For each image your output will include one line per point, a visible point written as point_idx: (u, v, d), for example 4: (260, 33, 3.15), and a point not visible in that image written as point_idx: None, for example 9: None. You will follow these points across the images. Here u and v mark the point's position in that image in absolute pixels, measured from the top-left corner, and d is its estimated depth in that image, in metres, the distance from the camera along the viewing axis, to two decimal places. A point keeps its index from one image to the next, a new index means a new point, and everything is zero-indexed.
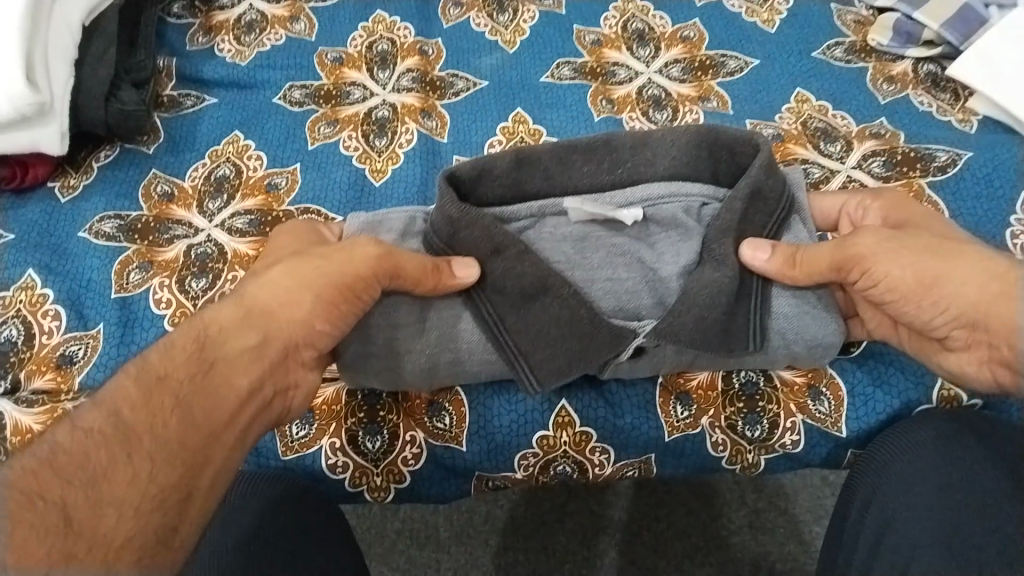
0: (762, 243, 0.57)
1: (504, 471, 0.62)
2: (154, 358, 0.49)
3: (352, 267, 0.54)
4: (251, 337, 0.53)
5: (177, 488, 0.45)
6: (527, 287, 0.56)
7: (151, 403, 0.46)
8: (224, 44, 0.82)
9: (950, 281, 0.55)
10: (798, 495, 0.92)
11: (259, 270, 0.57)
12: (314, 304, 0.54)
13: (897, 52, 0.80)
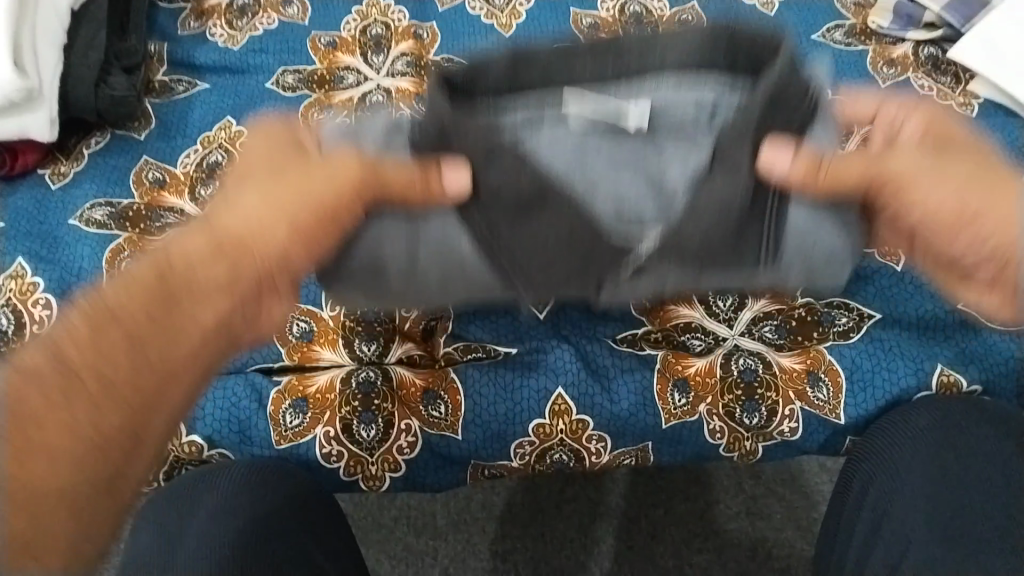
0: (786, 143, 0.50)
1: (500, 459, 0.61)
2: (109, 293, 0.41)
3: (338, 182, 0.47)
4: (217, 270, 0.43)
5: (126, 433, 0.40)
6: (524, 196, 0.50)
7: (95, 345, 0.39)
8: (216, 29, 0.80)
9: (996, 213, 0.48)
10: (796, 481, 0.91)
11: (240, 180, 0.48)
12: (290, 231, 0.45)
13: (898, 35, 0.79)
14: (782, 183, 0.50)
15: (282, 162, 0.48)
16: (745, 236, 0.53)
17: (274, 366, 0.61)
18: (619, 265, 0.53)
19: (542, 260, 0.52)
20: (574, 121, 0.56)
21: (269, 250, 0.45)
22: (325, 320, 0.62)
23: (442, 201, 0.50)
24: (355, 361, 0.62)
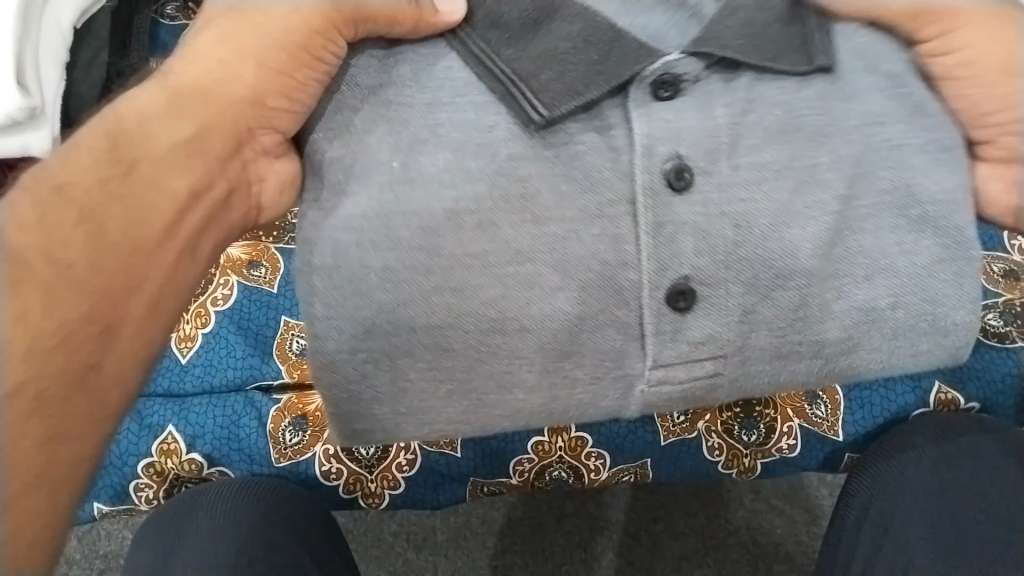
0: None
1: (499, 475, 0.61)
2: (60, 166, 0.44)
3: (282, 42, 0.46)
4: (179, 128, 0.46)
5: (92, 320, 0.43)
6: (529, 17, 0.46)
7: (49, 219, 0.43)
8: None
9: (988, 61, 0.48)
10: (796, 496, 0.92)
11: (193, 36, 0.49)
12: (258, 72, 0.47)
13: None
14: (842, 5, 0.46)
15: (239, 7, 0.48)
16: (784, 55, 0.46)
17: (274, 383, 0.61)
18: (640, 68, 0.44)
19: (551, 77, 0.45)
20: None
21: (239, 103, 0.47)
22: None
23: (433, 30, 0.47)
24: None
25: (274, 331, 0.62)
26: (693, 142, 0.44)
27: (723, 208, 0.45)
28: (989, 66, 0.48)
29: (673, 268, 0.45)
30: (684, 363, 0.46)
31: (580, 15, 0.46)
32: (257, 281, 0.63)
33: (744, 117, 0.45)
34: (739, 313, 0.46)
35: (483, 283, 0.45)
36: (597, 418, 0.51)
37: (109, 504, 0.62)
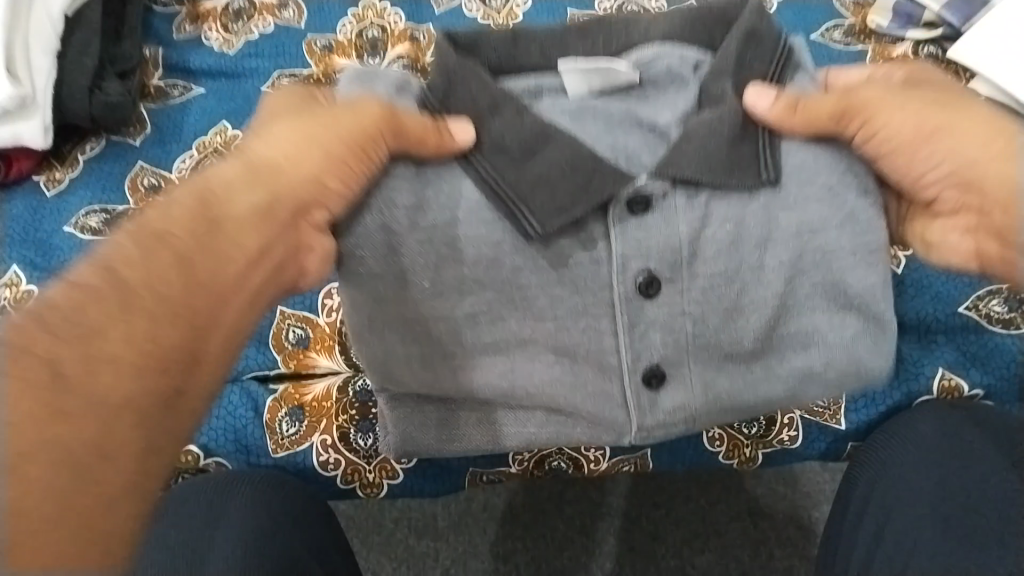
0: (767, 89, 0.52)
1: (498, 466, 0.61)
2: (157, 215, 0.45)
3: (349, 133, 0.48)
4: (256, 195, 0.48)
5: (178, 350, 0.43)
6: (527, 138, 0.51)
7: (149, 261, 0.43)
8: (212, 33, 0.80)
9: (955, 136, 0.51)
10: (798, 481, 0.91)
11: (267, 123, 0.51)
12: (323, 159, 0.48)
13: (898, 35, 0.79)
14: (770, 125, 0.51)
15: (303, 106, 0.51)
16: (737, 172, 0.51)
17: (271, 373, 0.60)
18: (617, 191, 0.50)
19: (537, 195, 0.50)
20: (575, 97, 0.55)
21: (302, 180, 0.48)
22: (321, 327, 0.61)
23: (448, 150, 0.50)
24: (350, 368, 0.60)
25: (270, 322, 0.61)
26: (660, 257, 0.50)
27: (687, 312, 0.51)
28: (971, 148, 0.51)
29: (647, 356, 0.51)
30: (661, 426, 0.52)
31: (567, 144, 0.50)
32: None
33: (729, 247, 0.51)
34: (703, 384, 0.53)
35: (493, 370, 0.52)
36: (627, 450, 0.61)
37: None
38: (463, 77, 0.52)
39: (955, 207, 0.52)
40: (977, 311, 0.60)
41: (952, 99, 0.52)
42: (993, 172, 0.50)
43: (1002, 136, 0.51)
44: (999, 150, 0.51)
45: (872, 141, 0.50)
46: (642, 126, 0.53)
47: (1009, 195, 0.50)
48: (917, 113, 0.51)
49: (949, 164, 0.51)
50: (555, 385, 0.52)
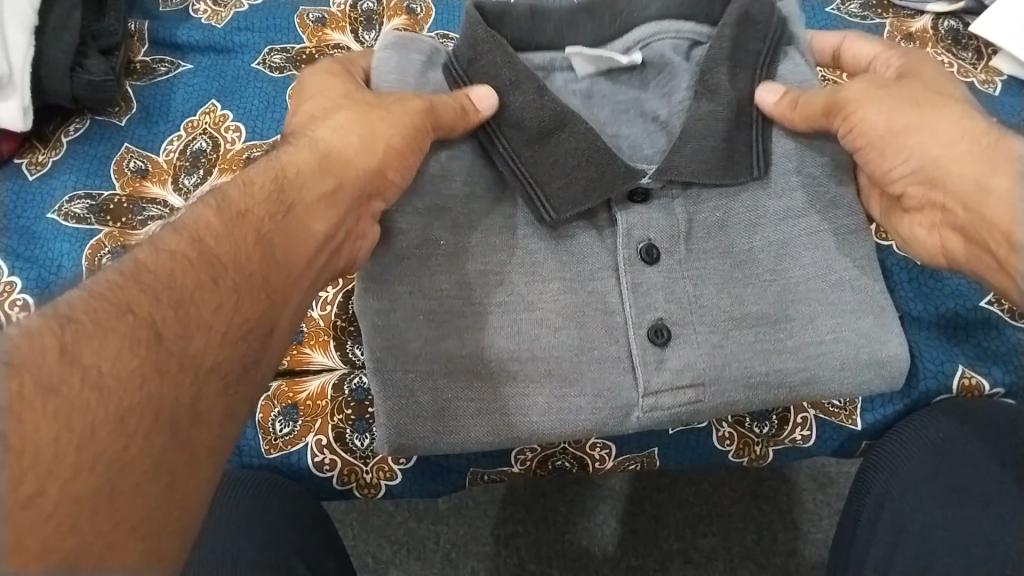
0: (777, 87, 0.55)
1: (500, 466, 0.58)
2: (237, 191, 0.44)
3: (404, 123, 0.49)
4: (325, 182, 0.48)
5: (259, 323, 0.41)
6: (544, 121, 0.53)
7: (235, 234, 0.41)
8: (199, 4, 0.77)
9: (925, 132, 0.50)
10: (802, 464, 0.90)
11: (325, 114, 0.52)
12: (386, 152, 0.49)
13: (917, 8, 0.75)
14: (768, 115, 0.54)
15: (365, 98, 0.52)
16: (732, 169, 0.54)
17: None
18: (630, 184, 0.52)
19: (550, 176, 0.53)
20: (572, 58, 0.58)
21: (367, 170, 0.49)
22: (315, 323, 0.59)
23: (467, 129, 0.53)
24: (346, 364, 0.58)
25: None
26: (661, 231, 0.53)
27: (687, 276, 0.52)
28: (938, 147, 0.50)
29: (652, 311, 0.51)
30: (671, 390, 0.50)
31: (582, 134, 0.53)
32: None
33: (717, 229, 0.54)
34: (711, 345, 0.51)
35: (502, 340, 0.51)
36: (628, 455, 0.60)
37: None
38: (486, 52, 0.55)
39: (920, 204, 0.52)
40: (1000, 306, 0.58)
41: (938, 100, 0.51)
42: (958, 172, 0.49)
43: (979, 138, 0.49)
44: (967, 153, 0.49)
45: (848, 133, 0.52)
46: (642, 117, 0.59)
47: (968, 199, 0.49)
48: (891, 111, 0.51)
49: (916, 161, 0.51)
50: (561, 348, 0.51)
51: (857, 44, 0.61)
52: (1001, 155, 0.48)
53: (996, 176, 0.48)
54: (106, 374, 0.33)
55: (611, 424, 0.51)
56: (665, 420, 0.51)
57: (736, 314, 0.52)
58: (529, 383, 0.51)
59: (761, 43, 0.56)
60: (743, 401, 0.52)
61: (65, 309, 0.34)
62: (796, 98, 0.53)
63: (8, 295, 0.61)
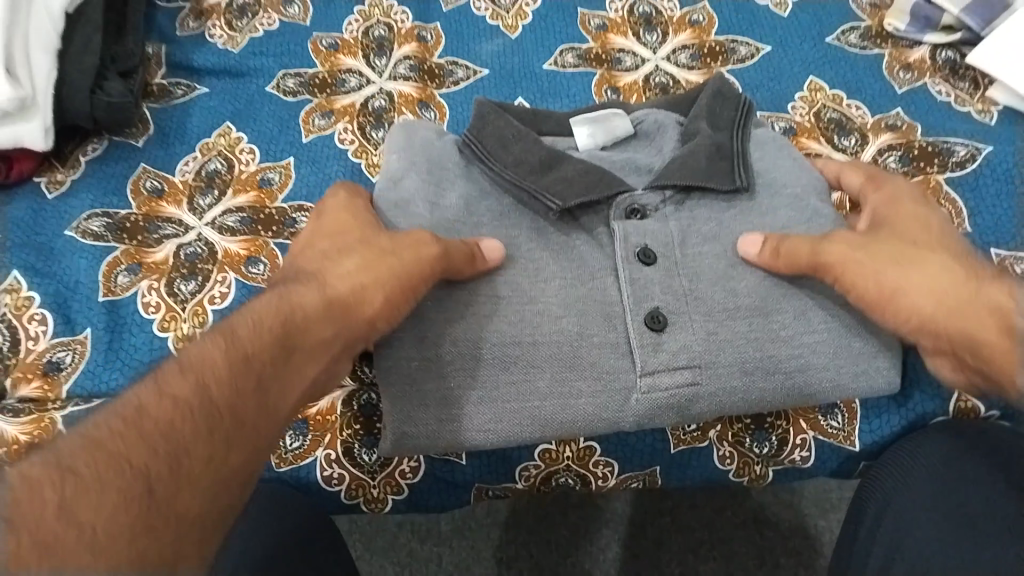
0: (753, 237, 0.57)
1: (504, 482, 0.59)
2: (244, 328, 0.45)
3: (416, 276, 0.51)
4: (327, 328, 0.49)
5: (243, 470, 0.42)
6: (544, 158, 0.60)
7: (236, 380, 0.43)
8: (215, 30, 0.80)
9: (914, 291, 0.53)
10: (805, 490, 0.90)
11: (335, 253, 0.53)
12: (385, 303, 0.50)
13: (915, 38, 0.77)
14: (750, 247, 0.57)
15: (375, 240, 0.53)
16: (715, 178, 0.60)
17: None
18: (625, 190, 0.59)
19: (554, 186, 0.59)
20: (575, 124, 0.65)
21: (364, 319, 0.50)
22: None
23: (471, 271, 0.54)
24: (356, 382, 0.59)
25: None
26: (656, 237, 0.57)
27: (684, 275, 0.56)
28: (932, 302, 0.52)
29: (649, 300, 0.55)
30: (668, 370, 0.53)
31: (581, 163, 0.60)
32: (255, 278, 0.63)
33: (712, 238, 0.58)
34: (707, 332, 0.54)
35: (507, 330, 0.54)
36: (631, 474, 0.60)
37: None
38: (493, 121, 0.63)
39: (933, 353, 0.54)
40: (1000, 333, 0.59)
41: (916, 251, 0.54)
42: (956, 325, 0.52)
43: (961, 289, 0.52)
44: (956, 307, 0.52)
45: (850, 295, 0.54)
46: (639, 171, 0.63)
47: (972, 354, 0.52)
48: (877, 273, 0.53)
49: (914, 320, 0.53)
50: (562, 335, 0.54)
51: (852, 171, 0.63)
52: (983, 307, 0.52)
53: (986, 331, 0.51)
54: (97, 532, 0.35)
55: (611, 407, 0.53)
56: (665, 402, 0.53)
57: (731, 307, 0.55)
58: (530, 369, 0.53)
59: (733, 112, 0.65)
60: (743, 395, 0.54)
61: (66, 461, 0.36)
62: (781, 240, 0.55)
63: (27, 308, 0.62)
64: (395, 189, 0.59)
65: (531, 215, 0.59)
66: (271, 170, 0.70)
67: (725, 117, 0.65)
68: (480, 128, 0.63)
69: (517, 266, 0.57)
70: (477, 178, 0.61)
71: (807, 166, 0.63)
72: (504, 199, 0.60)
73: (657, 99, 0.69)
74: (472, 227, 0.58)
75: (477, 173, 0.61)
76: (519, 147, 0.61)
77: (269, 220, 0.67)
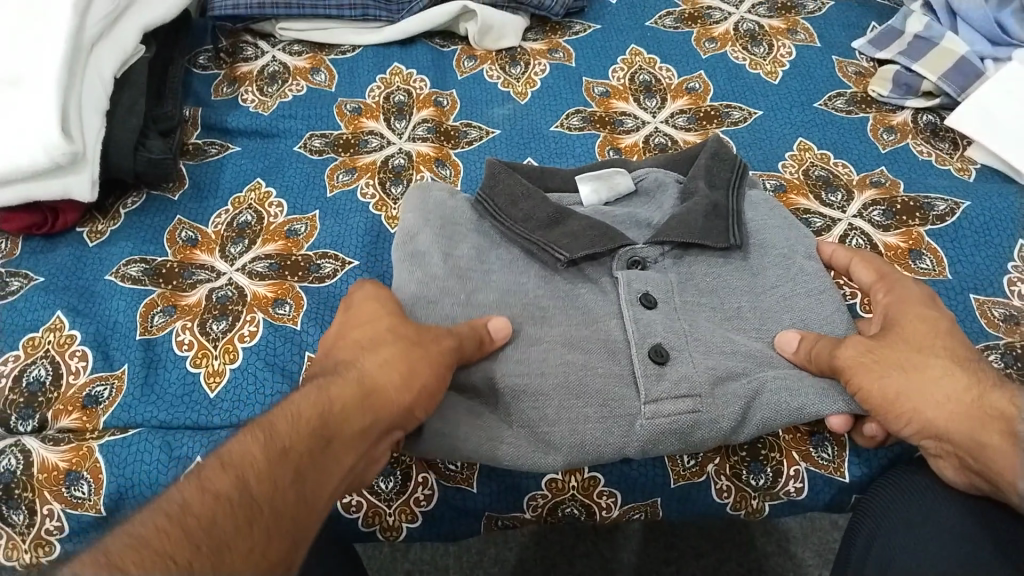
0: (791, 334, 0.60)
1: (514, 511, 0.62)
2: (283, 422, 0.48)
3: (440, 366, 0.53)
4: (365, 418, 0.50)
5: (282, 560, 0.44)
6: (551, 213, 0.65)
7: (275, 473, 0.45)
8: (248, 95, 0.87)
9: (918, 396, 0.54)
10: (807, 540, 0.92)
11: (367, 344, 0.54)
12: (418, 393, 0.52)
13: (897, 103, 0.83)
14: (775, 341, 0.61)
15: (405, 330, 0.55)
16: (711, 236, 0.64)
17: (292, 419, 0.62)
18: (630, 246, 0.64)
19: (560, 239, 0.63)
20: (580, 182, 0.70)
21: (399, 408, 0.52)
22: None
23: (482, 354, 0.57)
24: None
25: (298, 364, 0.65)
26: (657, 284, 0.62)
27: (682, 320, 0.61)
28: (936, 408, 0.53)
29: (651, 338, 0.59)
30: (671, 398, 0.57)
31: (586, 219, 0.65)
32: (282, 318, 0.67)
33: (709, 292, 0.63)
34: (704, 369, 0.58)
35: (514, 367, 0.58)
36: (634, 506, 0.63)
37: None
38: (503, 178, 0.68)
39: (937, 454, 0.55)
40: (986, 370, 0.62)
41: (921, 356, 0.55)
42: (956, 429, 0.53)
43: (964, 397, 0.53)
44: (957, 413, 0.53)
45: (857, 396, 0.56)
46: (639, 225, 0.68)
47: (974, 456, 0.52)
48: (883, 378, 0.55)
49: (916, 424, 0.54)
50: (570, 365, 0.58)
51: (863, 265, 0.64)
52: (987, 413, 0.52)
53: (990, 434, 0.52)
54: None
55: (617, 431, 0.56)
56: (668, 428, 0.56)
57: (727, 350, 0.60)
58: (539, 397, 0.57)
59: (729, 172, 0.70)
60: (741, 419, 0.58)
61: (113, 559, 0.39)
62: (817, 338, 0.59)
63: (70, 343, 0.66)
64: (410, 243, 0.63)
65: (539, 264, 0.64)
66: (300, 222, 0.75)
67: (721, 176, 0.69)
68: (491, 187, 0.68)
69: (528, 308, 0.61)
70: (487, 232, 0.66)
71: (802, 233, 0.68)
72: (512, 249, 0.65)
73: (656, 158, 0.74)
74: (482, 274, 0.63)
75: (489, 228, 0.66)
76: (527, 204, 0.66)
77: (296, 265, 0.72)
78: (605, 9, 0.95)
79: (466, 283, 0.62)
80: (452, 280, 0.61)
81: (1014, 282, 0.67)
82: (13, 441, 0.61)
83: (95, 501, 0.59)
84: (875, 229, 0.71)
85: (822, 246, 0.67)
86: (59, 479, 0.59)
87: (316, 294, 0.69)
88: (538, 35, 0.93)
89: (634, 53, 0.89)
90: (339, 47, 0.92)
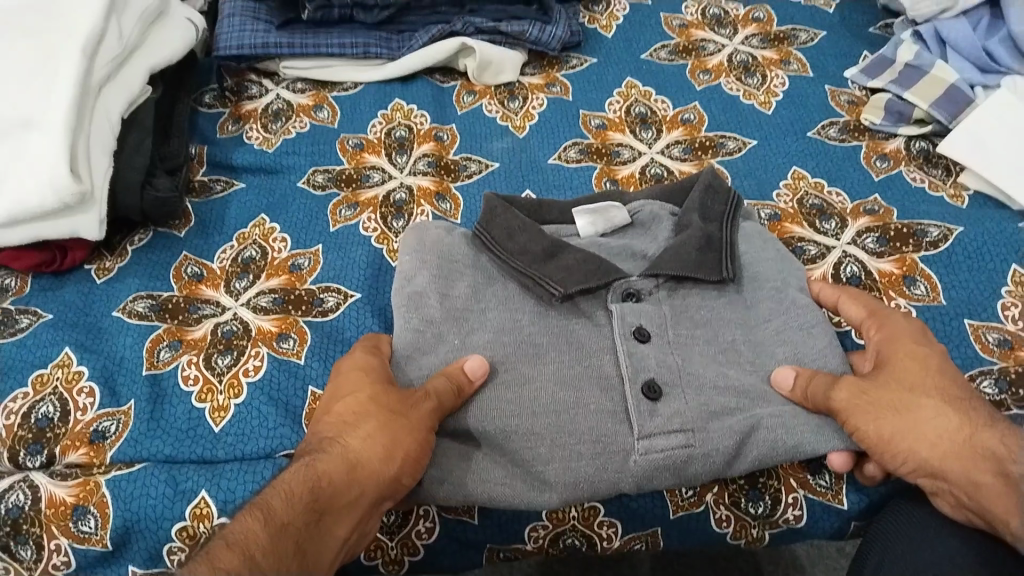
0: (787, 369, 0.61)
1: (515, 543, 0.63)
2: (278, 500, 0.48)
3: (423, 437, 0.54)
4: (355, 491, 0.51)
5: None
6: (547, 247, 0.66)
7: (276, 548, 0.46)
8: (252, 132, 0.89)
9: (910, 436, 0.54)
10: (814, 567, 0.92)
11: (348, 417, 0.55)
12: (403, 462, 0.53)
13: (890, 131, 0.84)
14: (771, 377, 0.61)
15: (386, 398, 0.55)
16: (703, 269, 0.65)
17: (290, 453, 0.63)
18: (624, 278, 0.65)
19: (555, 274, 0.64)
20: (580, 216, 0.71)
21: (386, 478, 0.52)
22: None
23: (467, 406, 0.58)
24: None
25: (302, 401, 0.66)
26: (650, 318, 0.63)
27: (676, 353, 0.62)
28: (929, 447, 0.54)
29: (645, 371, 0.60)
30: (664, 433, 0.58)
31: (581, 252, 0.66)
32: (286, 352, 0.68)
33: (703, 323, 0.64)
34: (697, 401, 0.59)
35: (506, 407, 0.58)
36: (634, 535, 0.63)
37: (146, 567, 0.61)
38: (498, 214, 0.69)
39: (934, 491, 0.54)
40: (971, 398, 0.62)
41: (912, 397, 0.55)
42: (950, 469, 0.53)
43: (956, 436, 0.53)
44: (951, 452, 0.53)
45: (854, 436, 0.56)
46: (634, 257, 0.69)
47: (969, 496, 0.52)
48: (878, 419, 0.55)
49: (913, 463, 0.54)
50: (562, 402, 0.59)
51: (850, 301, 0.65)
52: (978, 453, 0.53)
53: (982, 475, 0.52)
54: None
55: (611, 467, 0.57)
56: (662, 463, 0.57)
57: (721, 384, 0.60)
58: (531, 437, 0.58)
59: (723, 205, 0.71)
60: (736, 453, 0.59)
61: None
62: (813, 374, 0.59)
63: (77, 379, 0.67)
64: (408, 286, 0.65)
65: (534, 299, 0.65)
66: (303, 257, 0.77)
67: (715, 210, 0.70)
68: (488, 222, 0.69)
69: (522, 345, 0.62)
70: (485, 267, 0.68)
71: (795, 265, 0.68)
72: (509, 284, 0.66)
73: (651, 189, 0.75)
74: (479, 313, 0.64)
75: (486, 261, 0.68)
76: (524, 237, 0.67)
77: (299, 299, 0.73)
78: (602, 43, 0.97)
79: (462, 324, 0.63)
80: (448, 322, 0.63)
81: (1008, 308, 0.68)
82: (21, 477, 0.61)
83: (101, 536, 0.60)
84: (868, 255, 0.72)
85: (816, 283, 0.68)
86: (65, 514, 0.60)
87: (319, 328, 0.70)
88: (536, 69, 0.95)
89: (630, 86, 0.91)
90: (342, 84, 0.94)
